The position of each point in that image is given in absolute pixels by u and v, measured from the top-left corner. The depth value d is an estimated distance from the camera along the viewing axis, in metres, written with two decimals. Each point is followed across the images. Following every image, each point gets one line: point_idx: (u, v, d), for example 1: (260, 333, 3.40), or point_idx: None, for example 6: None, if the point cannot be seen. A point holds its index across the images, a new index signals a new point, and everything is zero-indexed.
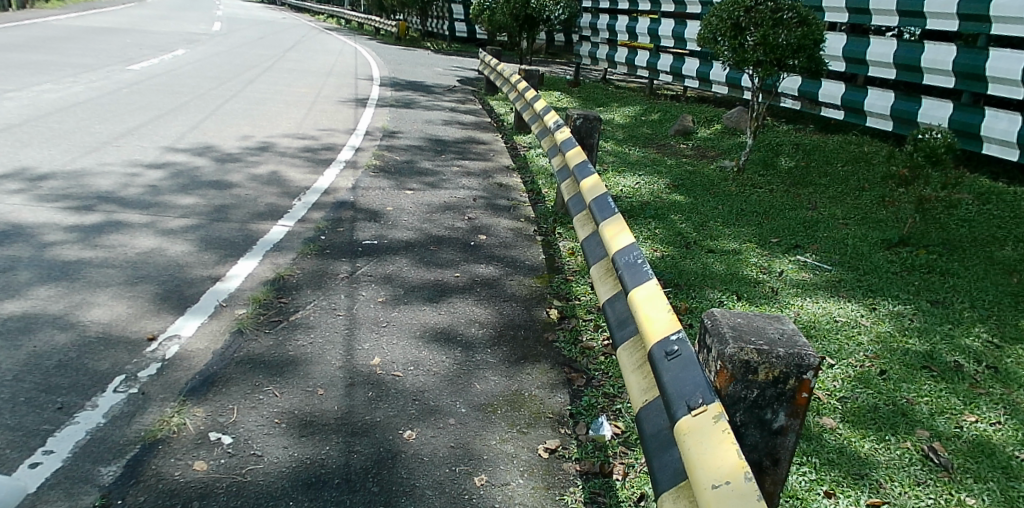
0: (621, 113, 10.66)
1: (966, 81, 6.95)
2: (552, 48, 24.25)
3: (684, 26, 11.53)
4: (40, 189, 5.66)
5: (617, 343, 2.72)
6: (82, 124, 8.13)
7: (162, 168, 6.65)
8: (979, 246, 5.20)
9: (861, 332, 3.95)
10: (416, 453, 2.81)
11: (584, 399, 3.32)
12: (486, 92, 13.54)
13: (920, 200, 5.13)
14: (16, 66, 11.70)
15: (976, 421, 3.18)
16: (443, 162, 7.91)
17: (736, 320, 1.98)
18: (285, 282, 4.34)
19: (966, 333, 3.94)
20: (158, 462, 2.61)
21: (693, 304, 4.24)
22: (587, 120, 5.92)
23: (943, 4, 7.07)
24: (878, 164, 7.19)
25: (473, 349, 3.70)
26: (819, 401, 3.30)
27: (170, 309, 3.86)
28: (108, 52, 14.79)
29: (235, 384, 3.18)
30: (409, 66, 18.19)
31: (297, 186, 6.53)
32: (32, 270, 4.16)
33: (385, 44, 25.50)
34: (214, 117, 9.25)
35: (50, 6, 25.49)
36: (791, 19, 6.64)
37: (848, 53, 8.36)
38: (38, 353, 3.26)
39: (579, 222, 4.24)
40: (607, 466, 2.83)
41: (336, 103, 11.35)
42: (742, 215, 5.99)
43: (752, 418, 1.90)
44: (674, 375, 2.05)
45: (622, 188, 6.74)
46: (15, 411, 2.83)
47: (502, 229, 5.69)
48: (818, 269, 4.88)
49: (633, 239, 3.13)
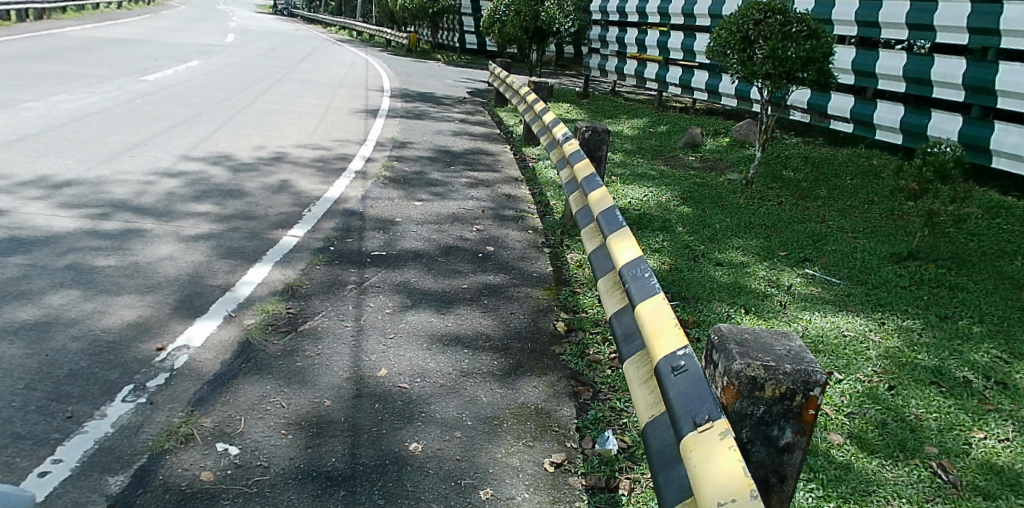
0: (629, 125, 10.70)
1: (975, 95, 6.93)
2: (561, 61, 24.53)
3: (693, 39, 11.57)
4: (55, 197, 5.72)
5: (624, 358, 2.71)
6: (97, 133, 8.22)
7: (176, 177, 6.70)
8: (988, 260, 5.18)
9: (870, 347, 3.93)
10: (422, 466, 2.79)
11: (591, 412, 3.31)
12: (497, 104, 13.60)
13: (930, 213, 5.10)
14: (33, 77, 11.85)
15: (985, 437, 3.16)
16: (452, 173, 7.94)
17: (743, 336, 1.98)
18: (294, 292, 4.37)
19: (974, 349, 3.91)
20: (166, 472, 2.62)
21: (701, 317, 4.22)
22: (596, 132, 5.93)
23: (954, 18, 7.07)
24: (888, 178, 7.16)
25: (479, 360, 3.71)
26: (827, 417, 3.28)
27: (180, 318, 3.88)
28: (122, 63, 14.98)
29: (243, 394, 3.20)
30: (420, 77, 18.33)
31: (308, 196, 6.57)
32: (46, 278, 4.19)
33: (396, 56, 25.68)
34: (227, 127, 9.32)
35: (65, 17, 25.93)
36: (800, 32, 6.66)
37: (857, 66, 8.34)
38: (50, 361, 3.29)
39: (586, 236, 4.24)
40: (613, 481, 2.82)
41: (347, 113, 11.43)
42: (750, 228, 5.98)
43: (758, 435, 1.89)
44: (681, 391, 2.04)
45: (630, 200, 6.74)
46: (25, 419, 2.85)
47: (511, 241, 5.71)
48: (826, 283, 4.86)
49: (640, 253, 3.12)
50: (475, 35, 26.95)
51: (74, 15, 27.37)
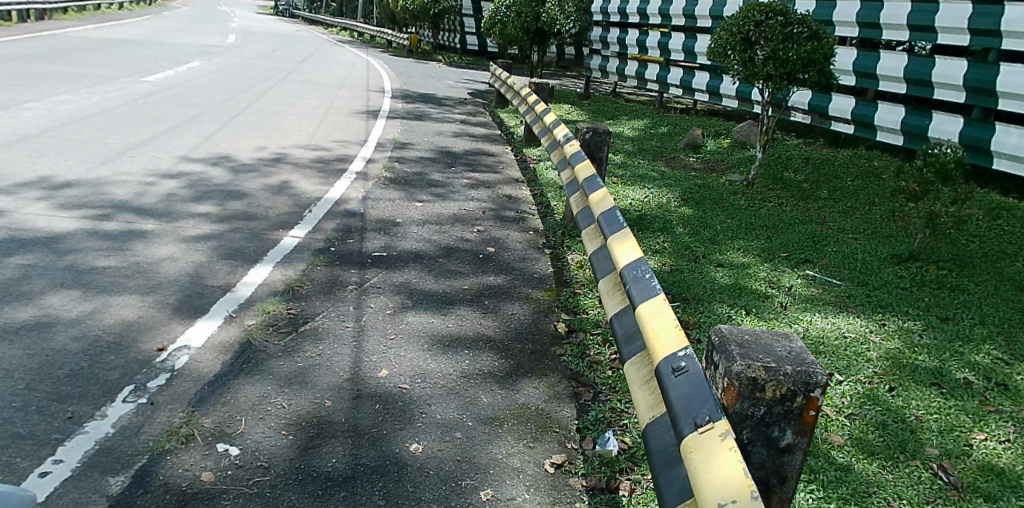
0: (630, 127, 10.71)
1: (977, 96, 6.93)
2: (562, 62, 24.54)
3: (694, 40, 11.57)
4: (56, 198, 5.73)
5: (625, 359, 2.71)
6: (98, 133, 8.23)
7: (177, 178, 6.71)
8: (989, 261, 5.18)
9: (870, 349, 3.93)
10: (422, 466, 2.80)
11: (591, 413, 3.31)
12: (498, 105, 13.61)
13: (931, 215, 5.10)
14: (35, 78, 11.86)
15: (986, 438, 3.16)
16: (453, 174, 7.95)
17: (744, 337, 1.98)
18: (295, 293, 4.37)
19: (975, 350, 3.90)
20: (166, 472, 2.62)
21: (701, 318, 4.22)
22: (596, 133, 5.93)
23: (955, 19, 7.07)
24: (888, 179, 7.17)
25: (479, 361, 3.71)
26: (827, 418, 3.28)
27: (180, 319, 3.89)
28: (124, 63, 15.00)
29: (243, 395, 3.20)
30: (421, 78, 18.33)
31: (308, 197, 6.57)
32: (47, 279, 4.19)
33: (397, 57, 25.71)
34: (228, 128, 9.33)
35: (67, 17, 25.94)
36: (801, 33, 6.66)
37: (858, 67, 8.34)
38: (51, 361, 3.30)
39: (587, 237, 4.24)
40: (613, 481, 2.82)
41: (348, 114, 11.44)
42: (750, 229, 5.98)
43: (758, 436, 1.89)
44: (682, 392, 2.04)
45: (631, 201, 6.74)
46: (26, 419, 2.85)
47: (512, 242, 5.71)
48: (826, 284, 4.86)
49: (641, 255, 3.13)
50: (476, 36, 27.02)
51: (76, 15, 27.39)
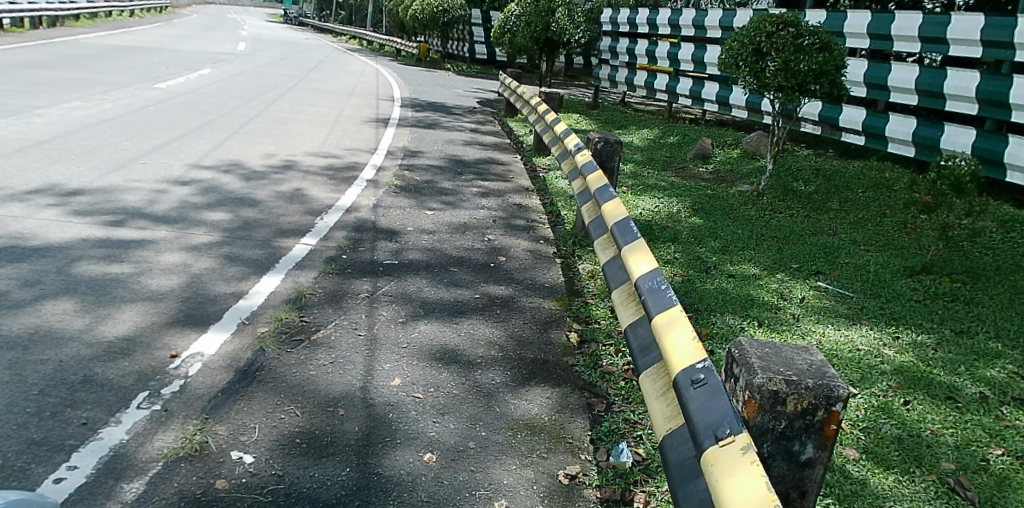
0: (640, 136, 10.74)
1: (990, 108, 6.89)
2: (570, 71, 24.74)
3: (702, 50, 11.60)
4: (68, 205, 5.75)
5: (641, 370, 2.70)
6: (109, 140, 8.27)
7: (188, 185, 6.73)
8: (1002, 275, 5.15)
9: (884, 362, 3.90)
10: (436, 476, 2.79)
11: (605, 424, 3.30)
12: (507, 113, 13.67)
13: (943, 227, 5.07)
14: (47, 84, 11.95)
15: (1002, 454, 3.13)
16: (463, 183, 7.95)
17: (764, 351, 1.97)
18: (306, 301, 4.39)
19: (990, 365, 3.88)
20: (180, 479, 2.62)
21: (714, 329, 4.20)
22: (607, 143, 5.94)
23: (967, 31, 7.07)
24: (900, 191, 7.15)
25: (491, 371, 3.70)
26: (842, 432, 3.25)
27: (192, 326, 3.90)
28: (136, 71, 15.13)
29: (257, 402, 3.21)
30: (430, 86, 18.41)
31: (319, 204, 6.60)
32: (59, 286, 4.20)
33: (405, 65, 25.97)
34: (238, 135, 9.37)
35: (78, 25, 26.18)
36: (812, 44, 6.68)
37: (869, 79, 8.31)
38: (64, 367, 3.30)
39: (600, 246, 4.23)
40: (628, 493, 2.80)
41: (359, 122, 11.49)
42: (761, 240, 5.97)
43: (779, 449, 1.89)
44: (701, 404, 2.01)
45: (642, 211, 6.75)
46: (41, 425, 2.85)
47: (522, 251, 5.71)
48: (839, 296, 4.84)
49: (656, 266, 3.11)
50: (484, 45, 27.19)
51: (87, 22, 27.61)
